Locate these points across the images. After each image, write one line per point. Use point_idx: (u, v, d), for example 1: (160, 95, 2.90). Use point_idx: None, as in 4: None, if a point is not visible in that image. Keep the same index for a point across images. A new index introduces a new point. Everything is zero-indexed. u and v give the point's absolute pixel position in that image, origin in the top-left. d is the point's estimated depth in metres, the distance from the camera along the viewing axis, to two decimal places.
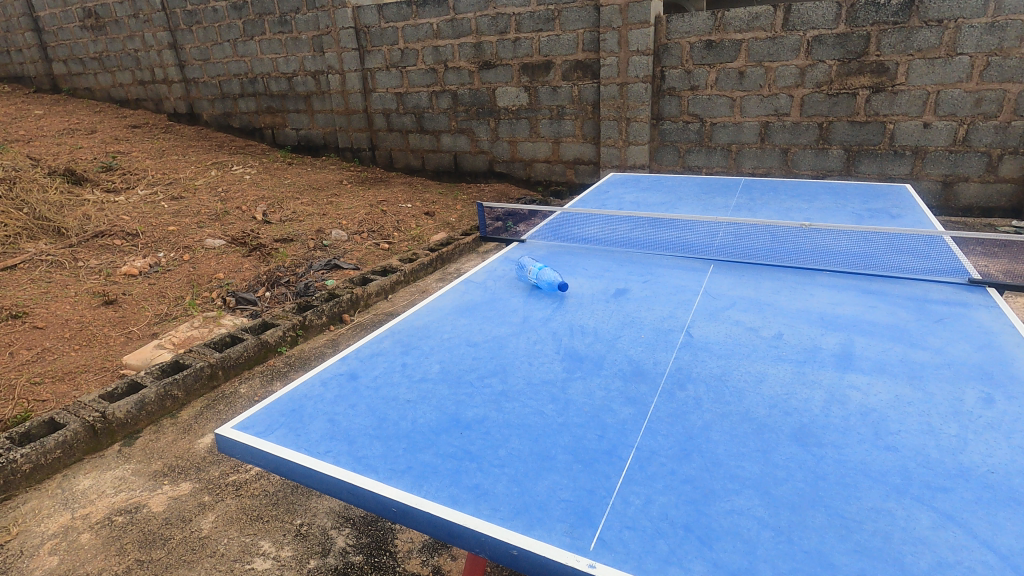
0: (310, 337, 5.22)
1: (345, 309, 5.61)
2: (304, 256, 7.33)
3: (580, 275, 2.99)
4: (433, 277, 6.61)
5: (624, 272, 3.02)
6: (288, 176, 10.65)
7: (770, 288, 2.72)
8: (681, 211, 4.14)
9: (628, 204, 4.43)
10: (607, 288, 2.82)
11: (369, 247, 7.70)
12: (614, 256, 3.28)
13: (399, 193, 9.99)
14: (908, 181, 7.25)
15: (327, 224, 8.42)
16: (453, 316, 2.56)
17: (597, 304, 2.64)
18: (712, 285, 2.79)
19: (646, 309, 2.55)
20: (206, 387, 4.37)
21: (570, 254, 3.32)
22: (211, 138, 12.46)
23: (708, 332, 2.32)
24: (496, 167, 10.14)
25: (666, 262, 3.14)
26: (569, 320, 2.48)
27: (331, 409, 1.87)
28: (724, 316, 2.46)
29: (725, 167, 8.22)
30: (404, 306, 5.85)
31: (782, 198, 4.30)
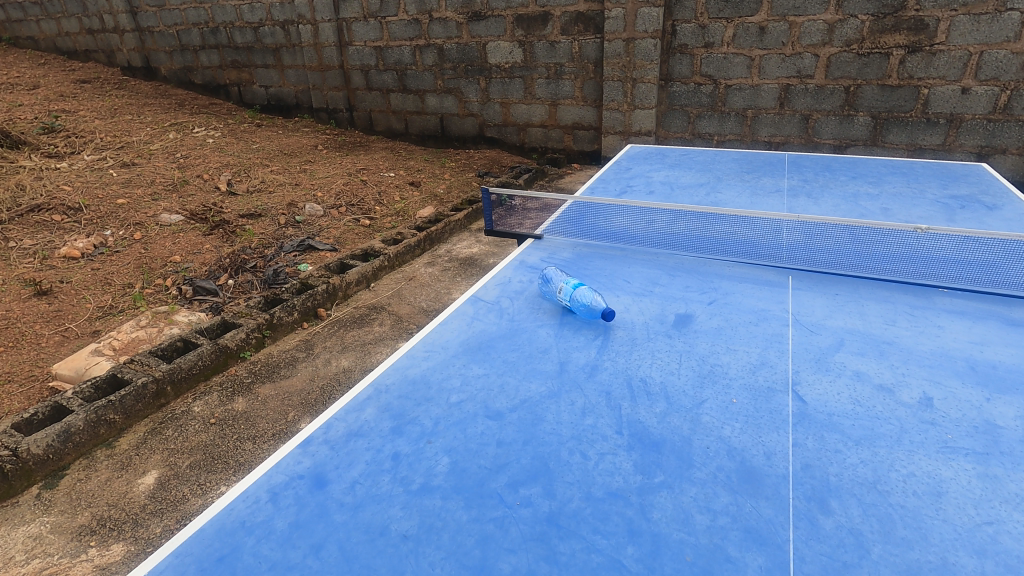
0: (280, 337, 4.47)
1: (321, 302, 4.84)
2: (274, 235, 6.51)
3: (623, 292, 2.28)
4: (421, 261, 5.85)
5: (678, 286, 2.33)
6: (256, 140, 9.64)
7: (879, 315, 2.05)
8: (724, 196, 3.45)
9: (659, 186, 3.71)
10: (663, 312, 2.13)
11: (347, 224, 6.87)
12: (659, 262, 2.58)
13: (381, 160, 9.08)
14: (938, 152, 6.57)
15: (301, 197, 7.53)
16: (462, 362, 1.85)
17: (656, 341, 1.94)
18: (802, 310, 2.10)
19: (724, 352, 1.86)
20: (151, 407, 3.63)
21: (603, 259, 2.62)
22: (170, 95, 11.27)
23: (823, 395, 1.64)
24: (486, 131, 9.23)
25: (729, 271, 2.44)
26: (625, 370, 1.78)
27: (283, 559, 1.18)
28: (836, 364, 1.78)
29: (738, 135, 7.46)
30: (389, 297, 5.10)
31: (842, 179, 3.61)
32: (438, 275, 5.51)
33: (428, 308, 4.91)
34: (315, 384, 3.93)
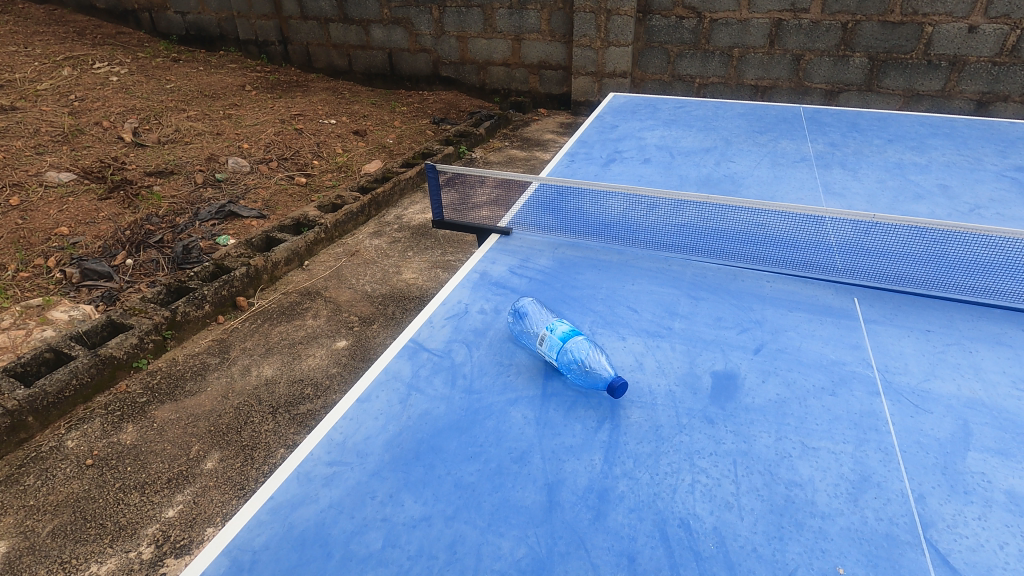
0: (187, 337, 3.63)
1: (240, 289, 3.97)
2: (189, 197, 5.47)
3: (629, 330, 1.59)
4: (366, 231, 4.96)
5: (705, 317, 1.65)
6: (172, 78, 8.24)
7: (1000, 369, 1.43)
8: (739, 166, 2.73)
9: (654, 151, 2.95)
10: (694, 369, 1.45)
11: (279, 182, 5.87)
12: (673, 273, 1.89)
13: (320, 103, 7.90)
14: (937, 100, 5.93)
15: (223, 150, 6.39)
16: (388, 491, 1.14)
17: (694, 434, 1.26)
18: (887, 364, 1.46)
19: (799, 455, 1.20)
20: (7, 446, 2.82)
21: (594, 271, 1.92)
22: (65, 21, 9.52)
23: (978, 553, 1.01)
24: (441, 70, 8.11)
25: (770, 290, 1.77)
26: (653, 504, 1.10)
27: None
28: (975, 477, 1.15)
29: (722, 77, 6.63)
30: (326, 280, 4.26)
31: (877, 143, 2.94)
32: (386, 249, 4.65)
33: (373, 293, 4.08)
34: (228, 402, 3.12)
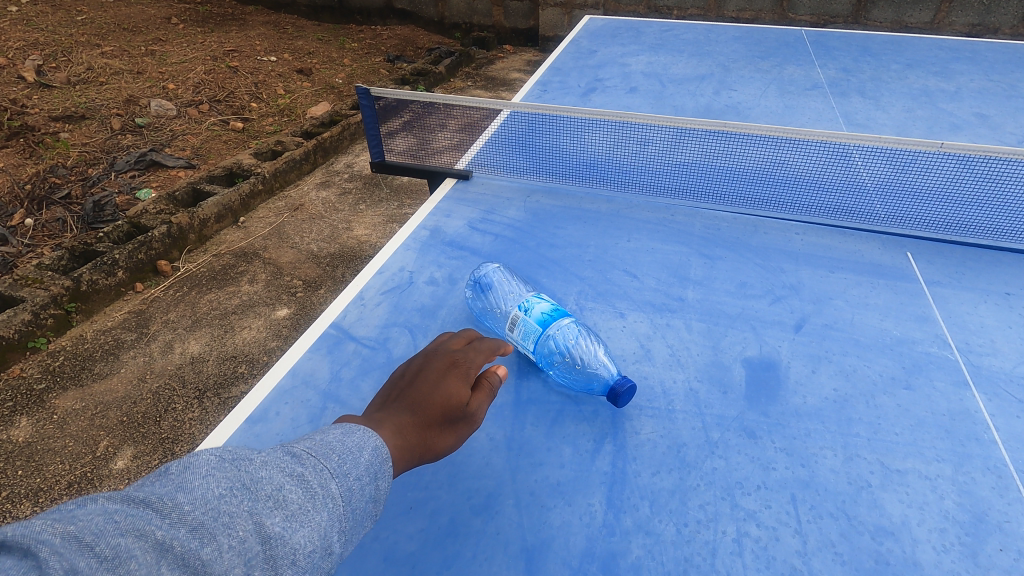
0: (97, 310, 3.09)
1: (161, 252, 3.41)
2: (104, 145, 4.74)
3: (628, 305, 1.20)
4: (312, 182, 4.38)
5: (724, 282, 1.27)
6: (82, 7, 7.16)
7: None
8: (742, 96, 2.31)
9: (642, 79, 2.49)
10: (720, 357, 1.07)
11: (211, 127, 5.16)
12: (677, 225, 1.49)
13: (259, 38, 7.03)
14: (926, 34, 5.50)
15: (145, 91, 5.58)
16: None
17: (731, 457, 0.88)
18: (970, 343, 1.10)
19: (882, 484, 0.85)
20: None
21: (578, 224, 1.51)
22: None
23: None
24: (395, 2, 7.29)
25: (801, 245, 1.40)
26: None
27: None
28: None
29: (701, 9, 6.05)
30: (266, 238, 3.72)
31: (895, 68, 2.53)
32: (335, 202, 4.10)
33: (319, 252, 3.57)
34: (144, 387, 2.64)
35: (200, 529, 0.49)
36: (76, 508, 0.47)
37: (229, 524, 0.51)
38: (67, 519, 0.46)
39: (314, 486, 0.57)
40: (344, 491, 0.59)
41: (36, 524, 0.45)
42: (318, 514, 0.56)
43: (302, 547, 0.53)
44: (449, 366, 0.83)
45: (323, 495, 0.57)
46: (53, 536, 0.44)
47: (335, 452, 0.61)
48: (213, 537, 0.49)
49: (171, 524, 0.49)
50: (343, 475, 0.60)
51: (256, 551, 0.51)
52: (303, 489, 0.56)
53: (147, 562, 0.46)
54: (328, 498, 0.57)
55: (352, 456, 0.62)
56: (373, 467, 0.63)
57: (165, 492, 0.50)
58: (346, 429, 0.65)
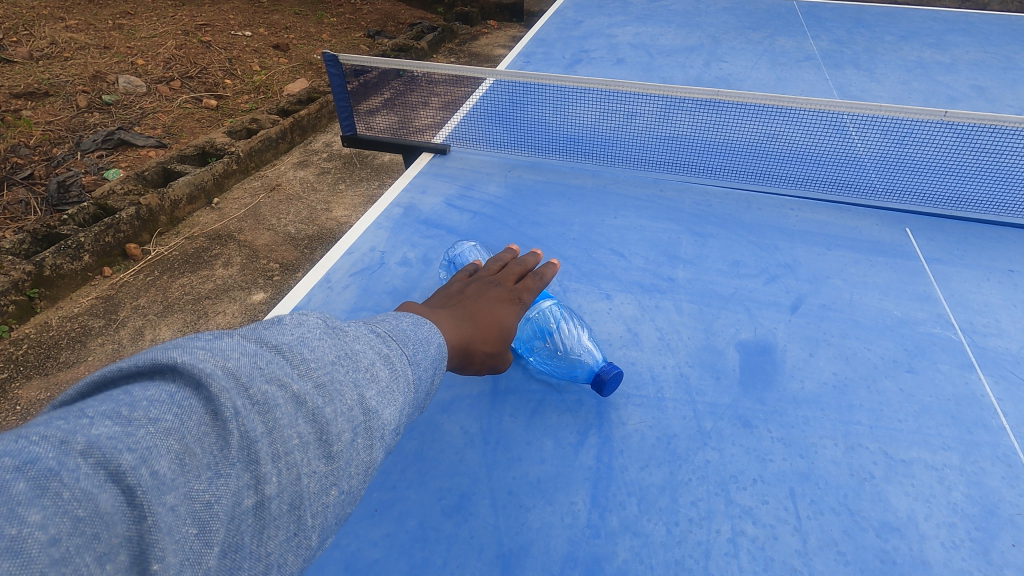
0: (63, 296, 2.96)
1: (130, 235, 3.26)
2: (69, 124, 4.53)
3: (614, 286, 1.13)
4: (289, 161, 4.23)
5: (716, 261, 1.20)
6: None
7: None
8: (733, 68, 2.22)
9: (630, 50, 2.38)
10: (712, 341, 1.00)
11: (183, 104, 4.96)
12: (667, 201, 1.41)
13: (233, 12, 6.75)
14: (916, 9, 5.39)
15: (112, 67, 5.32)
16: None
17: (725, 448, 0.82)
18: (975, 324, 1.04)
19: (887, 476, 0.78)
20: None
21: (562, 200, 1.42)
22: None
23: None
24: None
25: (796, 222, 1.33)
26: None
27: None
28: None
29: None
30: (241, 219, 3.58)
31: (889, 40, 2.45)
32: (313, 182, 3.96)
33: (297, 234, 3.45)
34: None
35: (319, 389, 0.49)
36: (209, 343, 0.46)
37: (341, 390, 0.50)
38: (203, 356, 0.45)
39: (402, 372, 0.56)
40: (424, 376, 0.59)
41: (193, 355, 0.44)
42: (409, 392, 0.56)
43: (396, 424, 0.54)
44: (514, 293, 0.79)
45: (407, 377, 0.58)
46: (195, 369, 0.43)
47: (415, 339, 0.61)
48: (332, 401, 0.49)
49: (300, 377, 0.49)
50: (420, 366, 0.59)
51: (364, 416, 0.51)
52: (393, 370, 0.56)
53: (287, 409, 0.46)
54: (412, 379, 0.57)
55: (428, 347, 0.61)
56: (437, 365, 0.62)
57: (285, 344, 0.50)
58: (419, 319, 0.63)
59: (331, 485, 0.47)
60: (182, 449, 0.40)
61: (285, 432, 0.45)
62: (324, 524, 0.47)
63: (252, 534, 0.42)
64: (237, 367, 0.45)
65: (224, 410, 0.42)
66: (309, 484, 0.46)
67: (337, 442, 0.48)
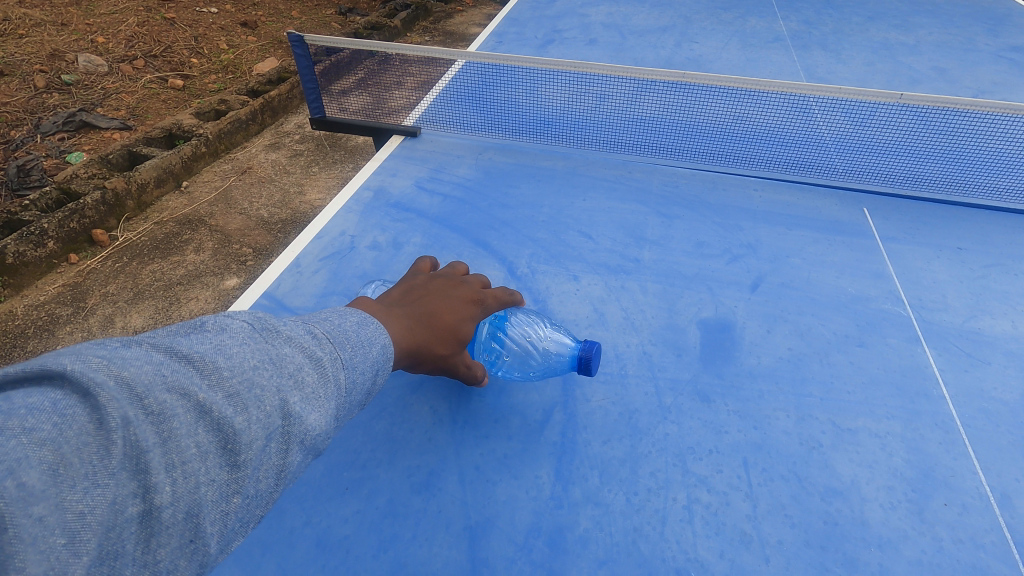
0: (29, 284, 2.89)
1: (96, 220, 3.18)
2: (28, 106, 4.35)
3: (581, 268, 1.15)
4: (260, 143, 4.14)
5: (682, 242, 1.23)
6: None
7: None
8: (704, 48, 2.23)
9: (603, 30, 2.38)
10: (674, 320, 1.03)
11: (148, 85, 4.80)
12: (636, 182, 1.44)
13: None
14: None
15: (71, 45, 5.11)
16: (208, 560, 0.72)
17: (683, 422, 0.85)
18: (924, 297, 1.10)
19: (834, 445, 0.83)
20: None
21: (533, 182, 1.43)
22: None
23: None
24: None
25: (759, 202, 1.36)
26: (632, 551, 0.71)
27: None
28: None
29: None
30: (211, 204, 3.51)
31: (856, 21, 2.49)
32: (285, 164, 3.89)
33: (270, 218, 3.40)
34: None
35: (232, 398, 0.44)
36: (111, 351, 0.41)
37: (262, 395, 0.46)
38: (101, 363, 0.40)
39: (334, 375, 0.52)
40: (359, 379, 0.55)
41: (83, 363, 0.40)
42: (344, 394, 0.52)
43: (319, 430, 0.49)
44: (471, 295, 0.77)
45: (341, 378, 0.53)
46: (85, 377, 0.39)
47: (353, 340, 0.56)
48: (244, 407, 0.44)
49: (210, 385, 0.43)
50: (355, 368, 0.55)
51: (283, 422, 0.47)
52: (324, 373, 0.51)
53: (190, 420, 0.41)
54: (347, 382, 0.53)
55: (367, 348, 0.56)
56: (378, 365, 0.57)
57: (198, 352, 0.45)
58: (365, 318, 0.59)
59: (234, 494, 0.43)
60: (57, 458, 0.36)
61: (183, 442, 0.41)
62: (228, 534, 0.43)
63: (136, 548, 0.38)
64: (138, 371, 0.41)
65: (111, 418, 0.38)
66: (208, 492, 0.41)
67: (244, 451, 0.44)
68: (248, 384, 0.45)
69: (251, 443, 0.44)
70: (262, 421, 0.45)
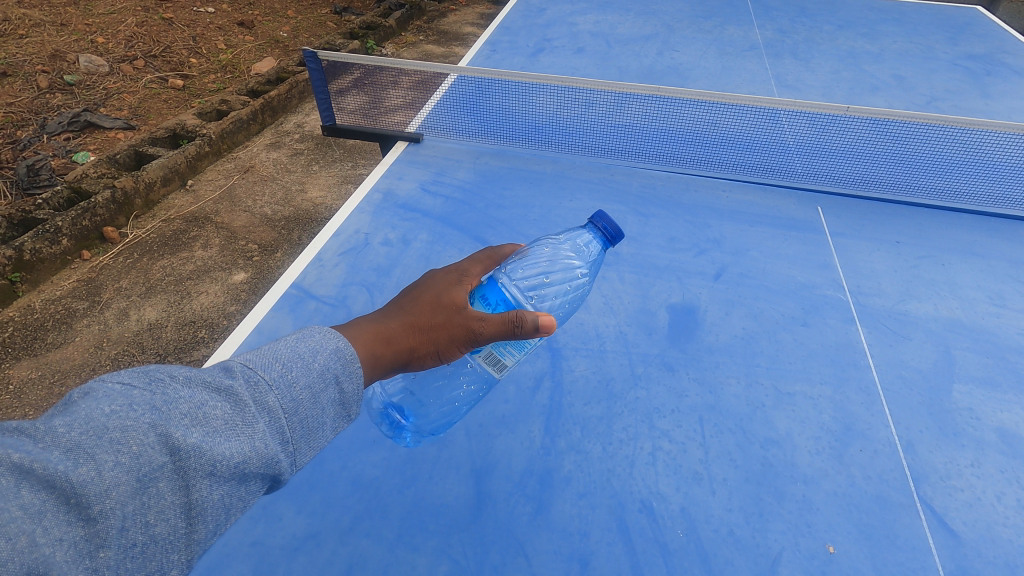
0: (44, 280, 3.02)
1: (106, 218, 3.31)
2: (32, 106, 4.45)
3: None
4: (261, 142, 4.28)
5: (656, 238, 1.40)
6: None
7: (976, 284, 1.29)
8: (684, 56, 2.40)
9: (590, 39, 2.55)
10: (647, 305, 1.20)
11: (149, 85, 4.91)
12: (617, 184, 1.61)
13: None
14: None
15: (71, 45, 5.20)
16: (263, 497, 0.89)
17: (651, 387, 1.03)
18: (863, 285, 1.28)
19: (775, 405, 1.00)
20: None
21: (526, 184, 1.60)
22: None
23: (976, 511, 0.86)
24: None
25: (725, 201, 1.54)
26: (607, 486, 0.89)
27: None
28: (964, 416, 1.00)
29: None
30: (216, 202, 3.65)
31: (827, 29, 2.67)
32: (286, 163, 4.03)
33: (273, 215, 3.54)
34: (104, 355, 2.62)
35: (80, 453, 0.43)
36: None
37: (124, 442, 0.45)
38: None
39: (239, 404, 0.51)
40: (288, 404, 0.53)
41: None
42: (256, 429, 0.51)
43: (221, 461, 0.48)
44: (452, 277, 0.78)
45: (256, 408, 0.52)
46: None
47: (277, 360, 0.55)
48: (93, 457, 0.44)
49: (45, 447, 0.43)
50: (285, 387, 0.54)
51: (161, 465, 0.46)
52: (223, 406, 0.50)
53: (25, 485, 0.41)
54: (263, 412, 0.52)
55: (290, 375, 0.55)
56: (309, 395, 0.56)
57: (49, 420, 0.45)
58: (300, 333, 0.58)
59: (96, 547, 0.42)
60: None
61: (14, 506, 0.40)
62: None
63: None
64: (1, 427, 0.43)
65: None
66: (59, 549, 0.41)
67: (97, 503, 0.43)
68: (100, 432, 0.45)
69: (105, 494, 0.43)
70: (121, 467, 0.44)
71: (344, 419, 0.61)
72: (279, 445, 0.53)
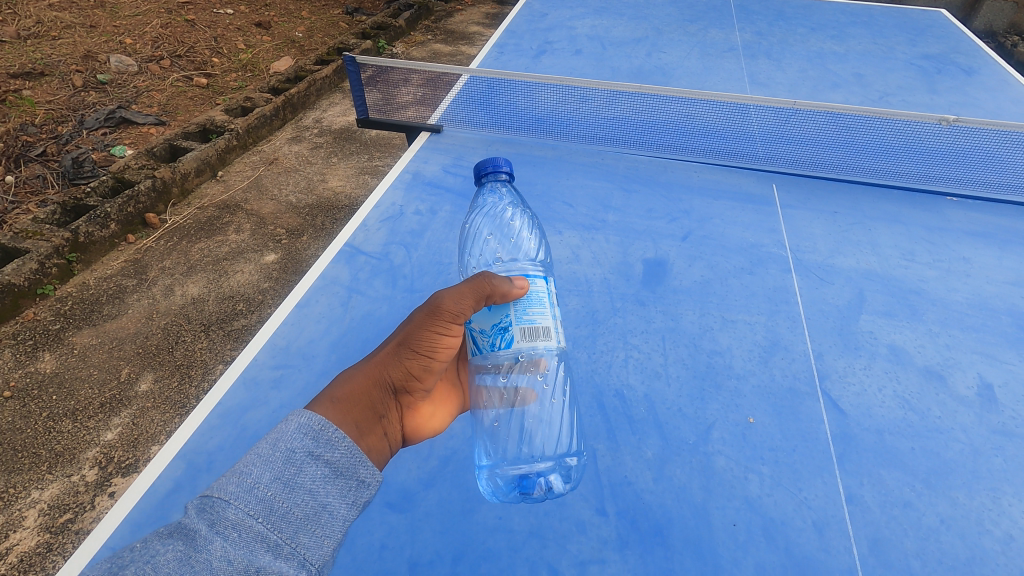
0: (96, 260, 3.35)
1: (148, 205, 3.64)
2: (70, 103, 4.78)
3: (565, 225, 1.63)
4: (283, 137, 4.60)
5: (637, 208, 1.71)
6: None
7: (893, 244, 1.60)
8: (670, 57, 2.71)
9: (587, 41, 2.85)
10: (627, 259, 1.52)
11: (176, 83, 5.23)
12: (607, 166, 1.92)
13: None
14: None
15: (101, 46, 5.52)
16: None
17: (627, 316, 1.35)
18: (801, 244, 1.59)
19: (720, 328, 1.32)
20: None
21: (530, 167, 1.92)
22: None
23: (862, 396, 1.18)
24: None
25: (695, 180, 1.85)
26: (591, 379, 1.20)
27: None
28: (864, 336, 1.31)
29: None
30: (245, 191, 3.98)
31: (801, 31, 2.97)
32: (308, 155, 4.35)
33: (298, 203, 3.86)
34: (154, 324, 2.92)
35: None
36: None
37: None
38: None
39: (195, 543, 0.62)
40: (241, 517, 0.65)
41: None
42: (218, 548, 0.62)
43: None
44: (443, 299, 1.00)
45: (209, 541, 0.62)
46: None
47: (224, 492, 0.66)
48: None
49: None
50: (240, 505, 0.66)
51: None
52: (175, 554, 0.61)
53: None
54: (219, 535, 0.63)
55: (250, 483, 0.67)
56: (278, 489, 0.68)
57: None
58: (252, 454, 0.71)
59: None
60: None
61: None
62: None
63: None
64: None
65: None
66: None
67: None
68: None
69: None
70: None
71: (334, 498, 0.72)
72: (252, 548, 0.64)
